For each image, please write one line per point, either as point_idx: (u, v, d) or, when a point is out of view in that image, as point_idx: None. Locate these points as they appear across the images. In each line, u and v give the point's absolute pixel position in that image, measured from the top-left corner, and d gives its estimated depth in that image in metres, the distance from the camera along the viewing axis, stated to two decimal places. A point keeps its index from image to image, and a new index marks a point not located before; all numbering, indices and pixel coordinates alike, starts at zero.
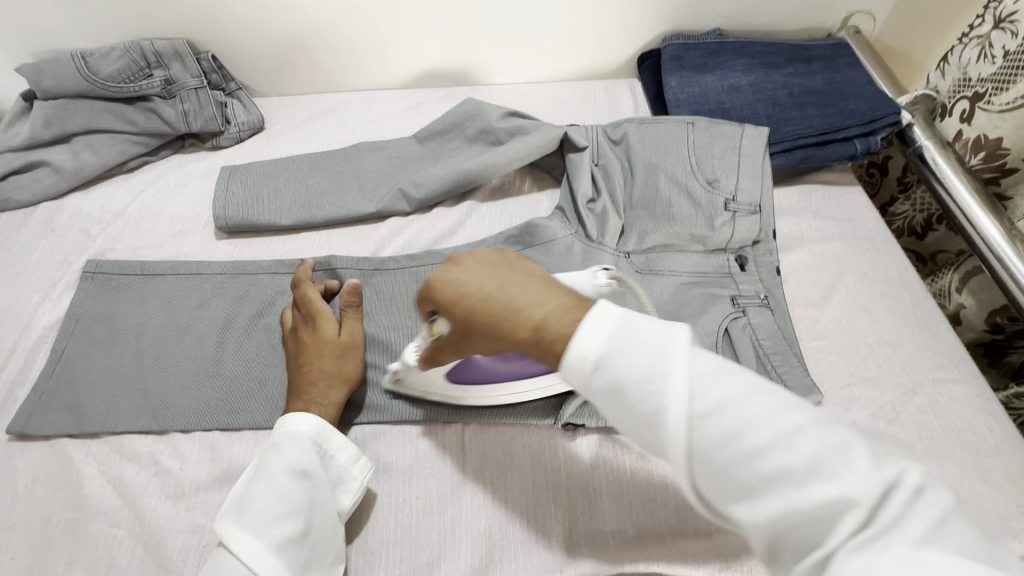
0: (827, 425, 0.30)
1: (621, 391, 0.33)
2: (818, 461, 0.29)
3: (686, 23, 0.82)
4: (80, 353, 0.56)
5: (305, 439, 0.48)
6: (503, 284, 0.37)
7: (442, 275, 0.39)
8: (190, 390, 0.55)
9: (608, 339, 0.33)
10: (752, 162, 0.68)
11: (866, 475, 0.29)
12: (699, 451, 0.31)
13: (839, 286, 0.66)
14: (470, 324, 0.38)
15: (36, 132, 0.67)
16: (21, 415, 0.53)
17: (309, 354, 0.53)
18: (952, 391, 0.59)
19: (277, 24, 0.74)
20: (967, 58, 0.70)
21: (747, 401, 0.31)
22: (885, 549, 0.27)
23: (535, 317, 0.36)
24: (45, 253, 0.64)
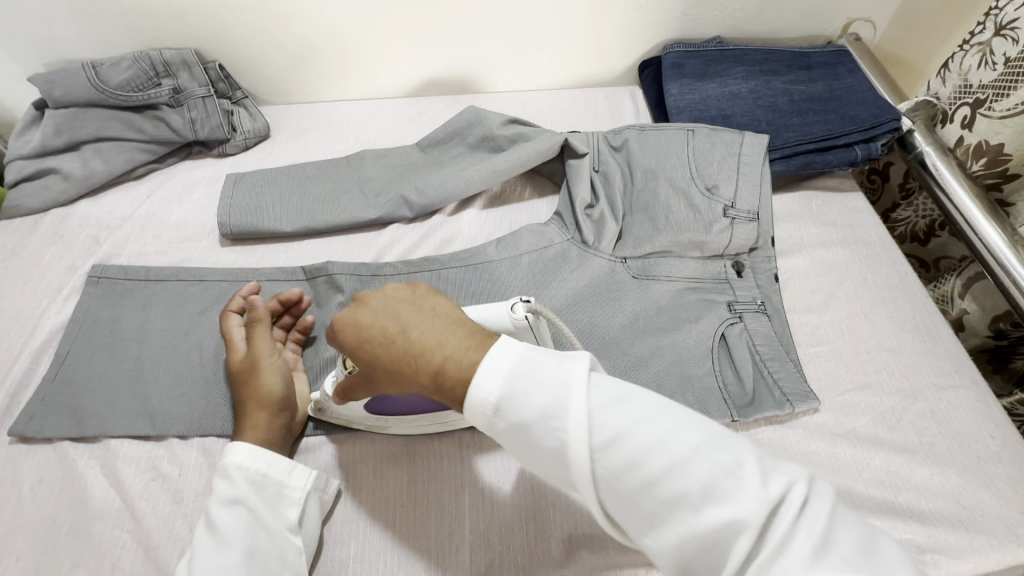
0: (719, 446, 0.33)
1: (527, 427, 0.35)
2: (710, 485, 0.32)
3: (686, 32, 0.83)
4: (84, 357, 0.57)
5: (233, 467, 0.49)
6: (406, 325, 0.40)
7: (351, 316, 0.42)
8: (190, 395, 0.55)
9: (507, 379, 0.36)
10: (750, 170, 0.68)
11: (755, 494, 0.31)
12: (602, 482, 0.34)
13: (839, 292, 0.66)
14: (380, 366, 0.41)
15: (46, 140, 0.68)
16: (25, 418, 0.54)
17: (235, 385, 0.54)
18: (953, 397, 0.59)
19: (283, 34, 0.75)
20: (967, 65, 0.70)
21: (642, 426, 0.34)
22: (776, 569, 0.29)
23: (434, 361, 0.38)
24: (53, 258, 0.65)
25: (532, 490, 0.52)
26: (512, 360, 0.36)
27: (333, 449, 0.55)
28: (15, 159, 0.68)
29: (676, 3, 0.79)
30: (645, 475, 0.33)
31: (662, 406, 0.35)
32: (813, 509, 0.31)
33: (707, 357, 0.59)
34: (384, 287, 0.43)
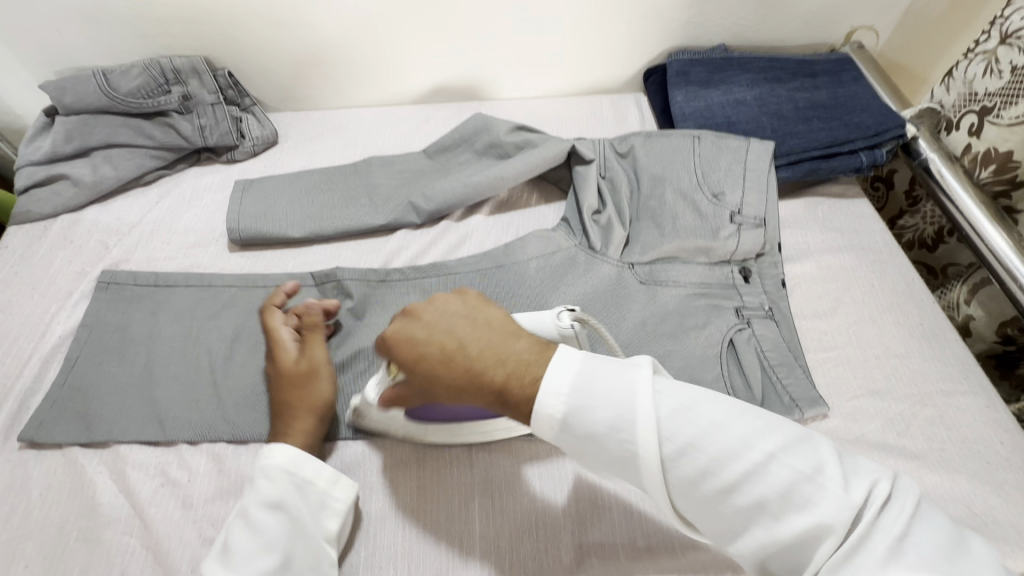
0: (796, 452, 0.34)
1: (596, 438, 0.36)
2: (791, 490, 0.33)
3: (691, 40, 0.84)
4: (93, 362, 0.57)
5: (277, 469, 0.48)
6: (464, 342, 0.40)
7: (405, 332, 0.43)
8: (199, 401, 0.55)
9: (573, 393, 0.36)
10: (757, 176, 0.69)
11: (838, 500, 0.32)
12: (678, 487, 0.35)
13: (846, 297, 0.66)
14: (435, 382, 0.42)
15: (57, 146, 0.69)
16: (33, 423, 0.53)
17: (275, 386, 0.55)
18: (962, 403, 0.59)
19: (292, 42, 0.76)
20: (972, 73, 0.71)
21: (713, 433, 0.35)
22: (859, 570, 0.31)
23: (497, 378, 0.39)
24: (62, 264, 0.65)
25: (545, 495, 0.52)
26: (579, 371, 0.37)
27: (342, 455, 0.55)
28: (26, 165, 0.69)
29: (681, 11, 0.79)
30: (722, 481, 0.34)
31: (737, 412, 0.36)
32: (893, 510, 0.32)
33: (715, 363, 0.59)
34: (434, 300, 0.44)
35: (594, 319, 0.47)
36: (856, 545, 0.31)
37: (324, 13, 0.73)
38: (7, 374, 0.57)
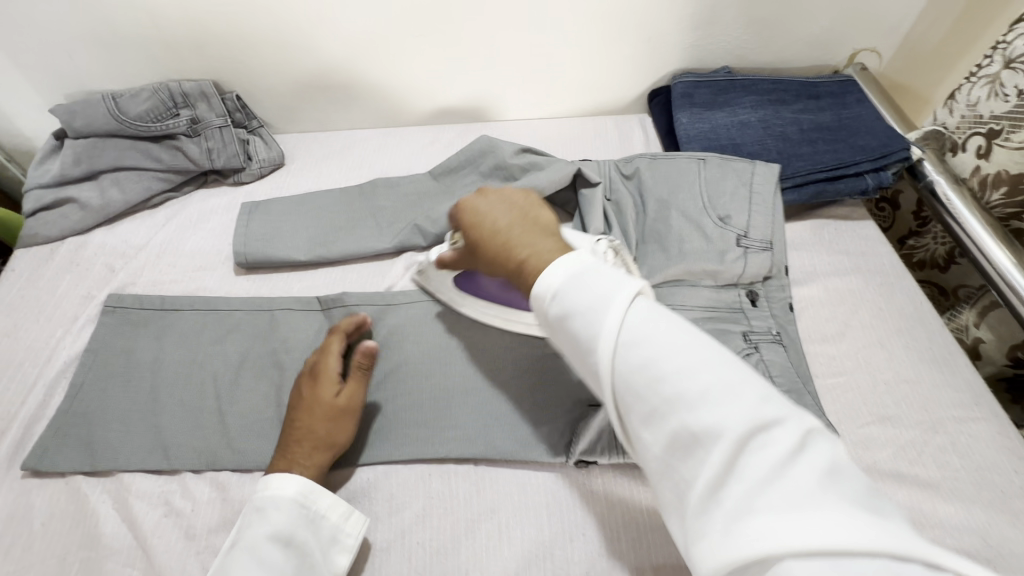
0: (731, 368, 0.35)
1: (569, 317, 0.40)
2: (712, 392, 0.34)
3: (695, 62, 0.84)
4: (98, 388, 0.57)
5: (289, 501, 0.48)
6: (512, 223, 0.49)
7: (473, 205, 0.52)
8: (205, 428, 0.55)
9: (569, 273, 0.41)
10: (763, 200, 0.69)
11: (749, 412, 0.33)
12: (620, 376, 0.37)
13: (854, 321, 0.66)
14: (481, 249, 0.50)
15: (65, 169, 0.69)
16: (37, 451, 0.53)
17: (304, 410, 0.53)
18: (975, 430, 0.58)
19: (300, 65, 0.76)
20: (976, 96, 0.71)
21: (658, 342, 0.36)
22: (764, 485, 0.31)
23: (522, 254, 0.46)
24: (69, 287, 0.65)
25: (553, 524, 0.51)
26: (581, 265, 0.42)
27: (347, 484, 0.54)
28: (34, 188, 0.69)
29: (686, 34, 0.80)
30: (652, 374, 0.36)
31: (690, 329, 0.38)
32: (815, 449, 0.32)
33: None
34: (501, 192, 0.53)
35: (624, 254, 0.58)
36: (767, 471, 0.31)
37: (332, 36, 0.74)
38: (12, 400, 0.57)
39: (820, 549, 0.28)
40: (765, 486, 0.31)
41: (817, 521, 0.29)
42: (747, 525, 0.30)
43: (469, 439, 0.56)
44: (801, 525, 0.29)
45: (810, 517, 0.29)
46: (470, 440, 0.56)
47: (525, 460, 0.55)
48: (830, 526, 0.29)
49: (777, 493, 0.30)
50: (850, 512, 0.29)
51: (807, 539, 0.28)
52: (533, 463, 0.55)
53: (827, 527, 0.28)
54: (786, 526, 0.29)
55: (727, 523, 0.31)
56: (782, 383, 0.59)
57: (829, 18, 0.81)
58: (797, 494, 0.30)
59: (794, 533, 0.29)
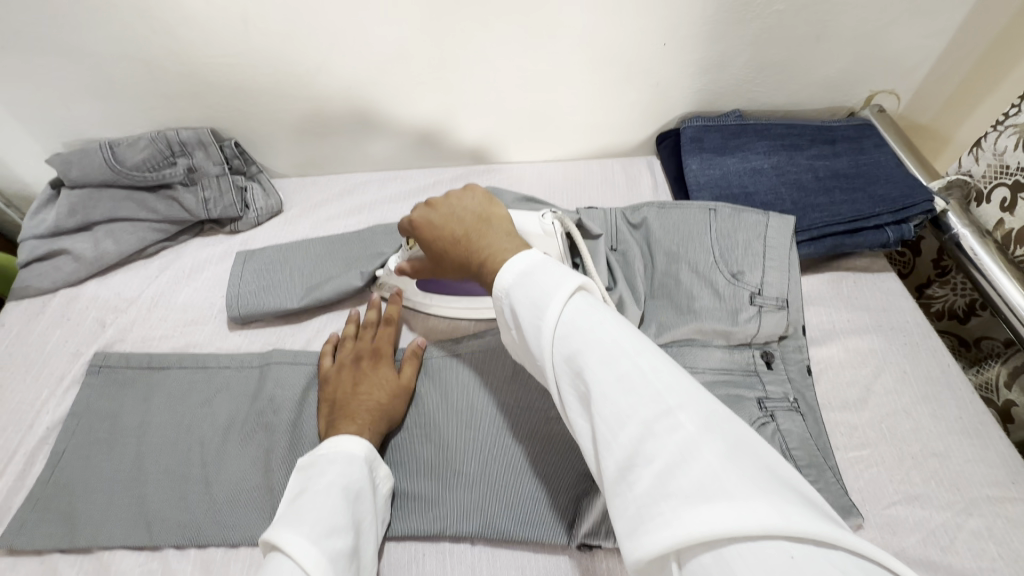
0: (646, 354, 0.34)
1: (514, 314, 0.40)
2: (625, 379, 0.33)
3: (704, 106, 0.82)
4: (81, 456, 0.54)
5: (360, 459, 0.48)
6: (468, 229, 0.48)
7: (426, 219, 0.52)
8: (188, 499, 0.52)
9: (519, 274, 0.41)
10: (778, 254, 0.65)
11: (658, 396, 0.31)
12: (555, 369, 0.37)
13: (876, 386, 0.62)
14: (448, 258, 0.50)
15: (60, 220, 0.68)
16: (14, 526, 0.51)
17: (369, 382, 0.55)
18: (1012, 513, 0.53)
19: (301, 112, 0.75)
20: (1003, 145, 0.67)
21: (585, 334, 0.35)
22: (669, 470, 0.29)
23: (484, 253, 0.45)
24: (58, 344, 0.63)
25: None
26: (534, 261, 0.41)
27: None
28: (28, 239, 0.68)
29: (695, 79, 0.78)
30: (579, 365, 0.35)
31: (614, 316, 0.37)
32: (725, 431, 0.30)
33: None
34: (454, 195, 0.52)
35: (571, 220, 0.62)
36: (671, 455, 0.29)
37: (330, 85, 0.72)
38: None
39: (722, 536, 0.26)
40: (667, 472, 0.29)
41: (715, 507, 0.27)
42: (654, 513, 0.28)
43: (466, 516, 0.52)
44: (703, 512, 0.27)
45: (712, 502, 0.27)
46: (467, 517, 0.52)
47: (524, 540, 0.51)
48: (731, 512, 0.26)
49: (681, 478, 0.28)
50: (754, 494, 0.27)
51: (709, 528, 0.26)
52: (531, 542, 0.52)
53: (729, 513, 0.26)
54: (689, 515, 0.27)
55: (638, 514, 0.29)
56: (802, 458, 0.55)
57: (846, 61, 0.78)
58: (701, 479, 0.28)
59: (695, 521, 0.27)
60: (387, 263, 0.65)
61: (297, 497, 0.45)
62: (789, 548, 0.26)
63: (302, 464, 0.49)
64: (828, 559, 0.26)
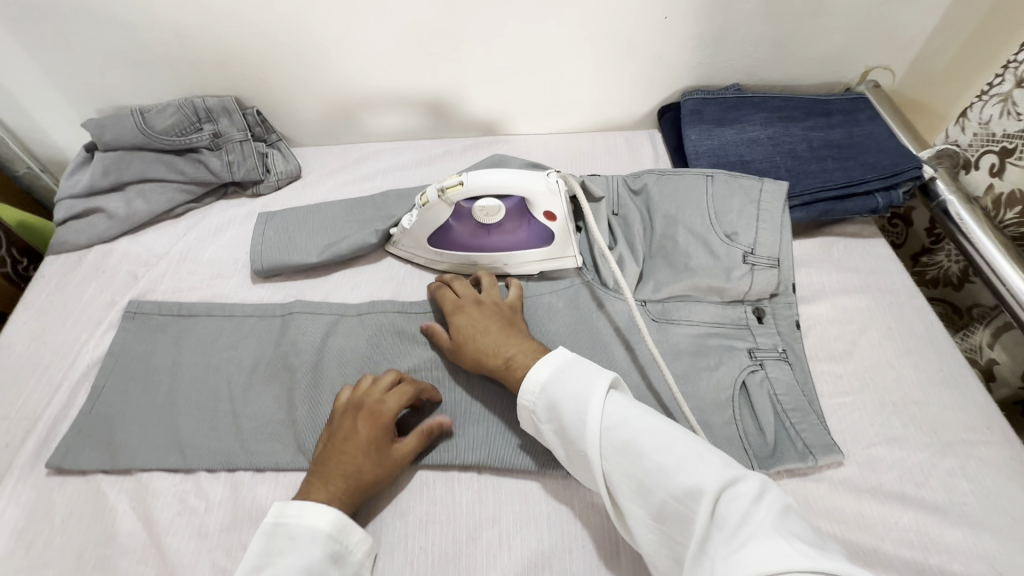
0: (693, 439, 0.43)
1: (557, 407, 0.47)
2: (682, 459, 0.41)
3: (704, 80, 0.85)
4: (119, 391, 0.59)
5: (323, 535, 0.47)
6: (503, 329, 0.57)
7: (468, 306, 0.60)
8: (218, 429, 0.56)
9: (551, 370, 0.50)
10: (771, 217, 0.68)
11: (713, 472, 0.40)
12: (612, 457, 0.44)
13: (862, 340, 0.65)
14: (470, 343, 0.57)
15: (95, 180, 0.72)
16: (60, 449, 0.55)
17: (354, 447, 0.52)
18: (984, 455, 0.57)
19: (319, 83, 0.79)
20: (989, 114, 0.70)
21: (638, 423, 0.44)
22: (734, 531, 0.37)
23: (511, 355, 0.54)
24: (94, 294, 0.68)
25: (554, 535, 0.52)
26: (563, 359, 0.50)
27: None
28: (65, 198, 0.73)
29: (695, 53, 0.81)
30: (635, 450, 0.43)
31: (658, 412, 0.46)
32: (770, 497, 0.39)
33: (727, 406, 0.59)
34: (489, 295, 0.62)
35: (573, 178, 0.65)
36: (736, 519, 0.37)
37: (346, 56, 0.76)
38: (41, 401, 0.60)
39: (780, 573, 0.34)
40: (733, 532, 0.37)
41: (778, 552, 0.35)
42: (728, 567, 0.35)
43: (473, 448, 0.56)
44: (763, 554, 0.35)
45: (775, 550, 0.35)
46: (474, 449, 0.56)
47: (526, 470, 0.55)
48: (791, 555, 0.34)
49: (745, 534, 0.36)
50: (801, 544, 0.35)
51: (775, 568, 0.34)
52: (533, 473, 0.56)
53: (789, 555, 0.34)
54: (754, 560, 0.35)
55: (712, 570, 0.36)
56: (787, 402, 0.59)
57: (841, 37, 0.81)
58: (758, 532, 0.36)
59: (765, 566, 0.34)
60: (401, 221, 0.70)
61: (256, 575, 0.44)
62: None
63: (265, 528, 0.47)
64: None
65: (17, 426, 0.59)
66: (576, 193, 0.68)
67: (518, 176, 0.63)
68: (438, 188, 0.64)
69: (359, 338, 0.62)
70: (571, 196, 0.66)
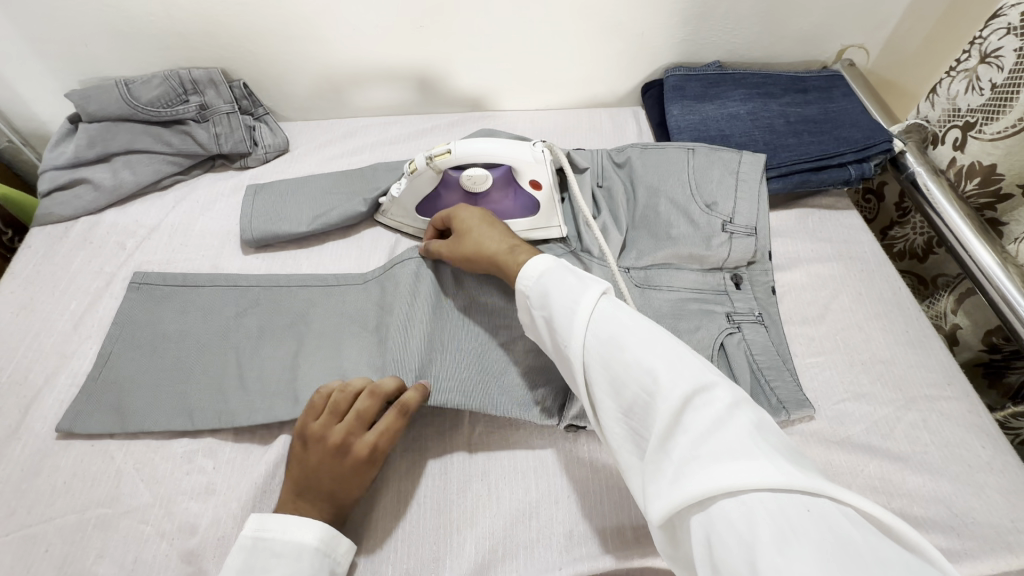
0: (680, 347, 0.42)
1: (547, 294, 0.48)
2: (662, 363, 0.40)
3: (687, 56, 0.87)
4: (127, 357, 0.60)
5: (310, 550, 0.47)
6: (507, 228, 0.59)
7: (474, 206, 0.61)
8: (225, 392, 0.57)
9: (550, 263, 0.51)
10: (749, 187, 0.70)
11: (691, 378, 0.39)
12: (592, 347, 0.44)
13: (834, 305, 0.69)
14: (475, 231, 0.58)
15: (79, 151, 0.72)
16: (69, 415, 0.56)
17: (344, 484, 0.49)
18: (944, 408, 0.61)
19: (308, 54, 0.79)
20: (955, 90, 0.73)
21: (622, 322, 0.43)
22: (703, 438, 0.37)
23: (515, 242, 0.56)
24: (84, 264, 0.69)
25: (540, 486, 0.55)
26: (561, 261, 0.51)
27: None
28: (49, 169, 0.72)
29: (678, 29, 0.82)
30: (616, 344, 0.42)
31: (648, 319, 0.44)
32: (747, 413, 0.38)
33: None
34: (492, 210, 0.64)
35: (557, 147, 0.67)
36: (707, 426, 0.37)
37: (334, 29, 0.76)
38: (35, 367, 0.61)
39: (748, 486, 0.34)
40: (703, 441, 0.37)
41: (746, 464, 0.34)
42: (692, 471, 0.36)
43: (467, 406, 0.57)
44: (732, 467, 0.35)
45: (743, 461, 0.35)
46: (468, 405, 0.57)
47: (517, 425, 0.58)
48: (758, 468, 0.34)
49: (714, 443, 0.36)
50: (774, 459, 0.35)
51: (739, 479, 0.34)
52: (523, 427, 0.58)
53: (757, 468, 0.34)
54: (720, 471, 0.35)
55: (674, 470, 0.37)
56: (763, 361, 0.62)
57: (819, 15, 0.83)
58: (730, 444, 0.36)
59: (728, 474, 0.34)
60: (389, 191, 0.71)
61: None
62: (805, 503, 0.33)
63: (243, 542, 0.47)
64: (833, 510, 0.33)
65: (8, 391, 0.59)
66: (561, 164, 0.70)
67: (505, 145, 0.65)
68: (425, 157, 0.64)
69: (366, 303, 0.63)
70: (556, 165, 0.67)
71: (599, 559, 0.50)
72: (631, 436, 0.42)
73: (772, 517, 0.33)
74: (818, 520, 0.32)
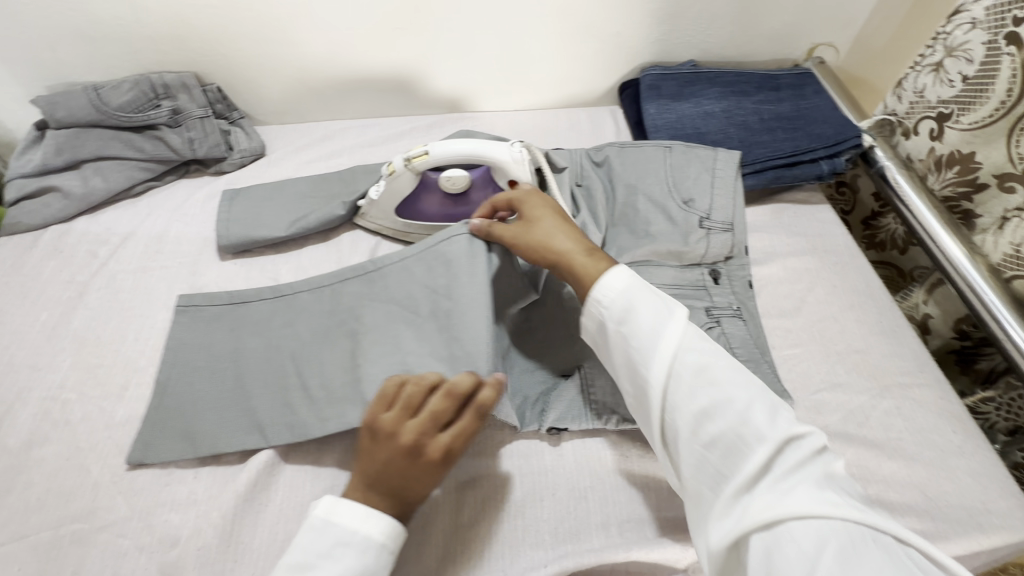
0: (766, 393, 0.43)
1: (631, 313, 0.48)
2: (751, 403, 0.41)
3: (663, 56, 0.88)
4: (184, 382, 0.57)
5: (376, 544, 0.44)
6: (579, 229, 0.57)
7: (545, 199, 0.59)
8: (294, 405, 0.56)
9: (630, 279, 0.50)
10: (726, 183, 0.72)
11: (781, 422, 0.40)
12: (678, 375, 0.44)
13: (809, 298, 0.70)
14: (547, 226, 0.56)
15: (47, 158, 0.70)
16: (138, 447, 0.54)
17: (414, 482, 0.47)
18: (917, 395, 0.62)
19: (282, 57, 0.78)
20: (923, 83, 0.75)
21: (715, 360, 0.44)
22: (785, 473, 0.38)
23: (591, 246, 0.55)
24: (54, 274, 0.67)
25: (527, 486, 0.55)
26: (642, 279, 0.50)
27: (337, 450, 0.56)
28: (16, 177, 0.70)
29: (652, 28, 0.83)
30: (708, 377, 0.43)
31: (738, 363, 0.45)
32: (825, 458, 0.39)
33: None
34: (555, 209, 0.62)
35: (536, 148, 0.67)
36: (791, 464, 0.38)
37: (309, 31, 0.75)
38: (3, 381, 0.59)
39: (820, 515, 0.35)
40: (785, 475, 0.38)
41: (823, 497, 0.36)
42: (768, 497, 0.37)
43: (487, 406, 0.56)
44: (808, 496, 0.36)
45: (822, 495, 0.36)
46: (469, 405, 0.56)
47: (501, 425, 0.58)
48: (832, 501, 0.35)
49: (795, 478, 0.37)
50: (848, 498, 0.36)
51: (816, 509, 0.35)
52: (508, 428, 0.58)
53: (834, 503, 0.35)
54: (796, 499, 0.36)
55: (748, 497, 0.37)
56: (742, 354, 0.63)
57: (790, 14, 0.85)
58: (807, 479, 0.37)
59: (806, 503, 0.35)
60: (367, 194, 0.70)
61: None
62: (869, 535, 0.34)
63: (312, 522, 0.45)
64: (901, 549, 0.34)
65: None
66: (540, 163, 0.70)
67: (482, 145, 0.65)
68: (403, 158, 0.65)
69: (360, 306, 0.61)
70: (534, 164, 0.67)
71: (586, 556, 0.50)
72: (700, 465, 0.41)
73: (843, 545, 0.33)
74: (885, 553, 0.33)
